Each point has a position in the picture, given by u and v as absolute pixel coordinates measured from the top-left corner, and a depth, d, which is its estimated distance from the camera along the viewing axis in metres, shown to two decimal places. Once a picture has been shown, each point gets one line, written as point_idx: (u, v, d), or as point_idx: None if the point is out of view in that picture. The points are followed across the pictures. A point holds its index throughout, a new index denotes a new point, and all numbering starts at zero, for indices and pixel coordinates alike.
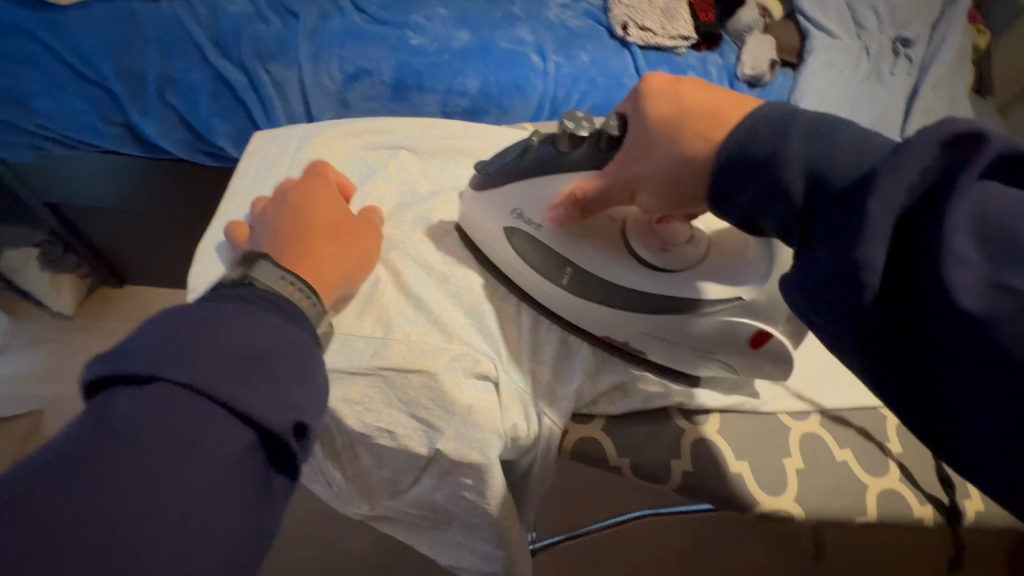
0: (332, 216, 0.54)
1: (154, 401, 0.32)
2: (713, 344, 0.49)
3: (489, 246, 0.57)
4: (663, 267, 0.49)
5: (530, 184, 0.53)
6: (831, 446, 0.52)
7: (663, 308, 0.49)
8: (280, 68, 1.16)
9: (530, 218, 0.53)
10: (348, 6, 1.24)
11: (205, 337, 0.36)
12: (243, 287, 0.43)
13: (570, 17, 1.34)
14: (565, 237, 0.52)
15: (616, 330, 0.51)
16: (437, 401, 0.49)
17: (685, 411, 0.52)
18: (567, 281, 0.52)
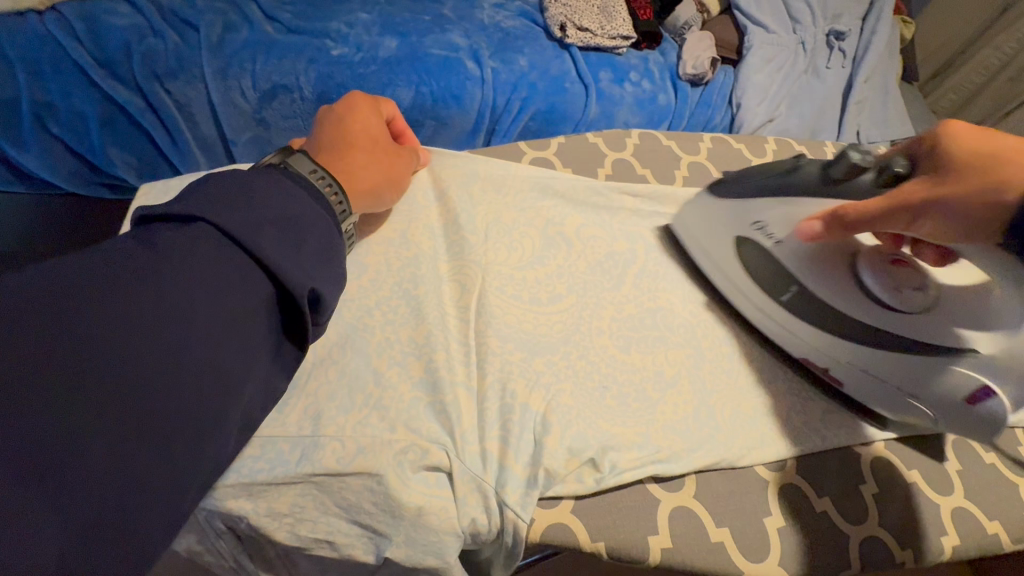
0: (374, 132, 0.54)
1: (191, 237, 0.35)
2: (915, 384, 0.53)
3: (701, 250, 0.63)
4: (890, 304, 0.54)
5: (784, 204, 0.56)
6: (811, 498, 0.51)
7: (906, 347, 0.53)
8: (184, 88, 1.03)
9: (775, 233, 0.57)
10: (256, 14, 1.11)
11: (236, 194, 0.38)
12: (274, 169, 0.44)
13: (505, 18, 1.26)
14: (812, 266, 0.56)
15: (820, 352, 0.57)
16: (382, 505, 0.42)
17: (659, 478, 0.47)
18: (790, 299, 0.57)
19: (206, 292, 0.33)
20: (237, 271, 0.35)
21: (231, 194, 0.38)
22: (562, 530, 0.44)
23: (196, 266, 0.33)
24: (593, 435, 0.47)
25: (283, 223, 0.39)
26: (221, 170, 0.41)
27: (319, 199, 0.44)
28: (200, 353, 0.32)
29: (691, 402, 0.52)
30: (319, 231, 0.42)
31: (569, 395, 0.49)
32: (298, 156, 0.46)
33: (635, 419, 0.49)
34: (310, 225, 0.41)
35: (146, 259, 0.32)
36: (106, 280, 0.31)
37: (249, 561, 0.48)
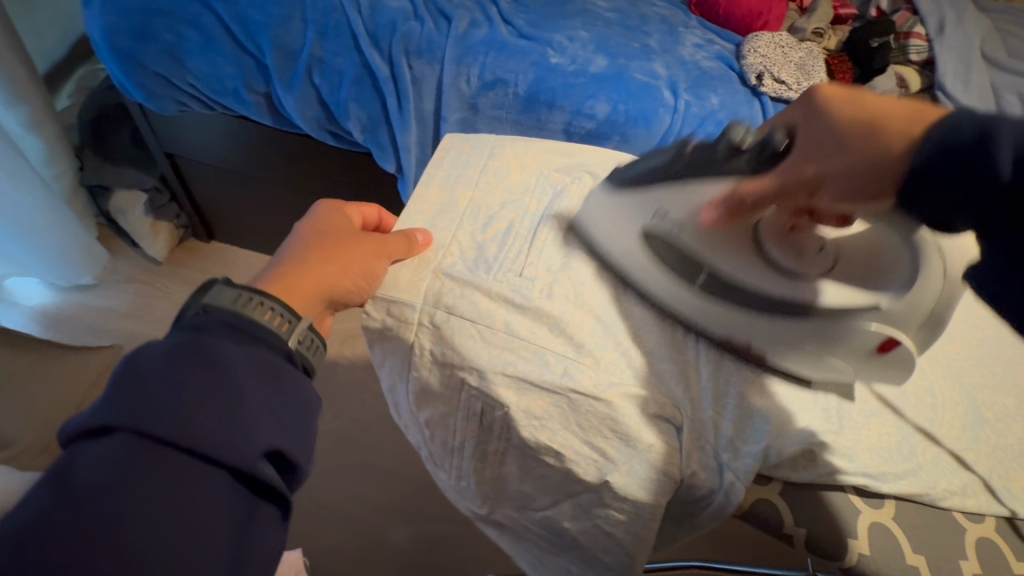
0: (324, 226, 0.59)
1: (118, 464, 0.37)
2: (830, 339, 0.58)
3: (605, 236, 0.66)
4: (798, 272, 0.60)
5: (676, 191, 0.64)
6: (1008, 560, 0.55)
7: (793, 310, 0.59)
8: (423, 67, 1.21)
9: (671, 217, 0.64)
10: (495, 16, 1.26)
11: (153, 385, 0.40)
12: (200, 314, 0.47)
13: (704, 58, 1.34)
14: (722, 242, 0.62)
15: (730, 326, 0.61)
16: (619, 434, 0.53)
17: (861, 493, 0.57)
18: (702, 283, 0.62)
19: (159, 517, 0.37)
20: (181, 469, 0.38)
21: (145, 382, 0.41)
22: (767, 506, 0.56)
23: (145, 479, 0.37)
24: (818, 433, 0.56)
25: (231, 397, 0.42)
26: (124, 358, 0.42)
27: (261, 331, 0.48)
28: (178, 559, 0.37)
29: (897, 437, 0.58)
30: (281, 378, 0.47)
31: (794, 398, 0.58)
32: (218, 289, 0.49)
33: (853, 435, 0.57)
34: (274, 371, 0.46)
35: (97, 488, 0.36)
36: (75, 512, 0.35)
37: (468, 450, 0.61)
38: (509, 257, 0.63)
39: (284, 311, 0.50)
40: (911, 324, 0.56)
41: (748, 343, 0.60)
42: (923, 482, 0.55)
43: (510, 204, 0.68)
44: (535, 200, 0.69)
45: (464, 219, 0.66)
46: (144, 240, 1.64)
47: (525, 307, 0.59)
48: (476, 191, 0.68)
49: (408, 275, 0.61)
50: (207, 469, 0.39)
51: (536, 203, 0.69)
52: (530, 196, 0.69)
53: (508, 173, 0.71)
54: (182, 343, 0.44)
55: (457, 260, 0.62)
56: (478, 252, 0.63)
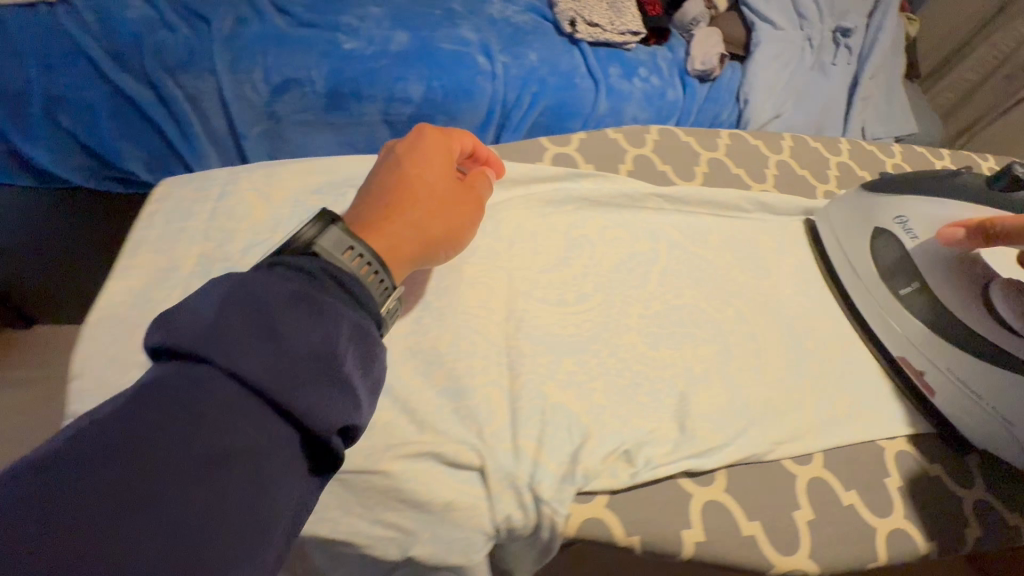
0: (436, 162, 0.50)
1: (190, 401, 0.28)
2: (1012, 408, 0.53)
3: (848, 256, 0.65)
4: (1008, 323, 0.54)
5: (920, 200, 0.61)
6: (836, 491, 0.50)
7: (1004, 361, 0.53)
8: (194, 81, 1.02)
9: (915, 230, 0.61)
10: (267, 6, 1.09)
11: (233, 320, 0.32)
12: (310, 256, 0.38)
13: (514, 13, 1.26)
14: (940, 268, 0.58)
15: (917, 354, 0.59)
16: (410, 500, 0.41)
17: (692, 473, 0.47)
18: (909, 294, 0.60)
19: (214, 485, 0.27)
20: (252, 410, 0.29)
21: (248, 309, 0.32)
22: (595, 523, 0.44)
23: (213, 430, 0.27)
24: (626, 433, 0.47)
25: (322, 356, 0.33)
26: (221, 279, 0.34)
27: (366, 298, 0.39)
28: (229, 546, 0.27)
29: (719, 395, 0.52)
30: (372, 353, 0.37)
31: (601, 393, 0.50)
32: (335, 228, 0.41)
33: (659, 414, 0.49)
34: (372, 349, 0.37)
35: (152, 431, 0.27)
36: (116, 457, 0.25)
37: None
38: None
39: (376, 265, 0.41)
40: None
41: (901, 358, 0.61)
42: (767, 441, 0.50)
43: (250, 250, 0.51)
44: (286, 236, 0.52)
45: (194, 280, 0.48)
46: None
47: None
48: (199, 249, 0.50)
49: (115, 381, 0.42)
50: (284, 431, 0.30)
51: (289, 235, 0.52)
52: (278, 232, 0.52)
53: (250, 212, 0.53)
54: (290, 284, 0.35)
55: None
56: None
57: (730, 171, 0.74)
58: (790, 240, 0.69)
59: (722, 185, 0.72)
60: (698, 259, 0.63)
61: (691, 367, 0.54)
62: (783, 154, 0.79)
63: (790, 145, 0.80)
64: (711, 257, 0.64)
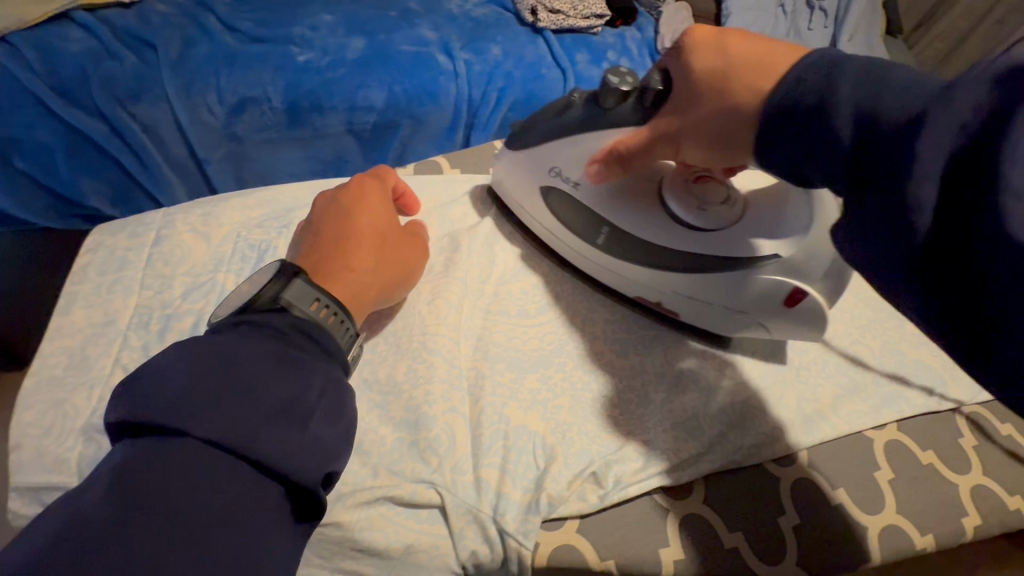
0: (371, 209, 0.49)
1: (179, 461, 0.28)
2: (736, 299, 0.48)
3: (530, 216, 0.57)
4: (697, 226, 0.49)
5: (564, 141, 0.52)
6: (824, 491, 0.48)
7: (707, 266, 0.48)
8: (149, 109, 0.99)
9: (568, 176, 0.52)
10: (213, 24, 1.05)
11: (221, 378, 0.32)
12: (275, 316, 0.39)
13: (474, 7, 1.22)
14: (616, 198, 0.51)
15: (648, 290, 0.52)
16: (367, 548, 0.40)
17: (666, 487, 0.45)
18: (604, 243, 0.52)
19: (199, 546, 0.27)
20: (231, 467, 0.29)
21: (212, 370, 0.32)
22: (568, 552, 0.42)
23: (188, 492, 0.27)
24: (594, 451, 0.45)
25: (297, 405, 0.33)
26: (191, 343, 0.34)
27: (326, 342, 0.39)
28: None
29: (694, 401, 0.49)
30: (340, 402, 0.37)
31: (568, 410, 0.47)
32: (298, 282, 0.41)
33: (629, 427, 0.47)
34: (340, 392, 0.37)
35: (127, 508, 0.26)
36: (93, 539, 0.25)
37: None
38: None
39: (341, 311, 0.42)
40: (818, 270, 0.45)
41: (646, 297, 0.53)
42: (746, 445, 0.48)
43: (190, 291, 0.48)
44: (228, 274, 0.50)
45: (130, 334, 0.46)
46: None
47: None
48: (139, 296, 0.48)
49: (52, 451, 0.40)
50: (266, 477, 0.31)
51: (232, 275, 0.50)
52: (220, 270, 0.50)
53: (190, 253, 0.51)
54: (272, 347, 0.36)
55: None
56: None
57: None
58: None
59: None
60: None
61: (664, 372, 0.51)
62: None
63: None
64: None
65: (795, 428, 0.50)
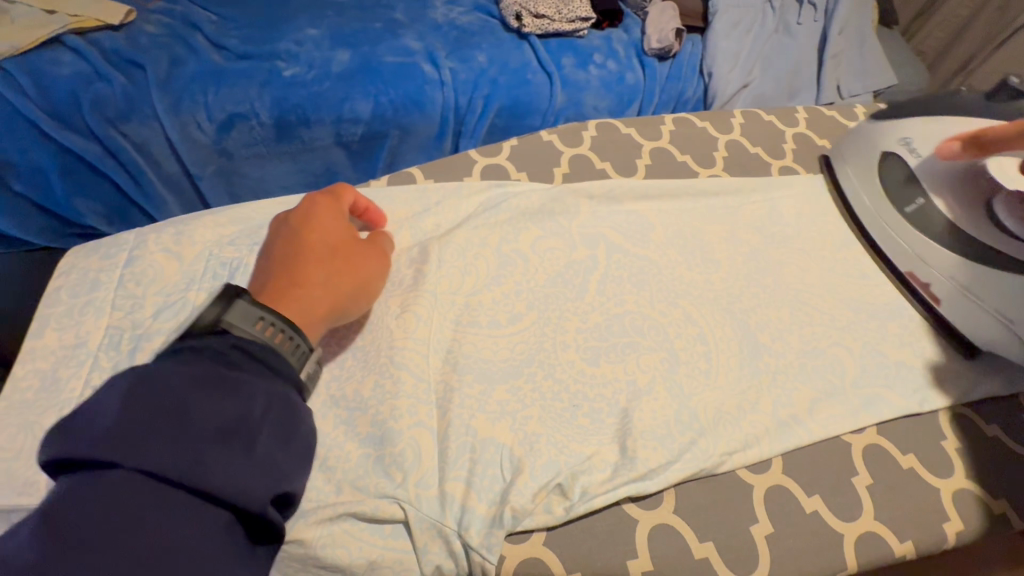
0: (326, 222, 0.48)
1: (102, 502, 0.28)
2: (1013, 307, 0.53)
3: (849, 181, 0.66)
4: (1015, 233, 0.54)
5: (918, 122, 0.61)
6: (799, 498, 0.47)
7: (992, 265, 0.54)
8: (140, 129, 1.00)
9: (918, 148, 0.60)
10: (201, 43, 1.06)
11: (149, 410, 0.32)
12: (213, 337, 0.38)
13: (459, 14, 1.22)
14: (950, 186, 0.58)
15: (924, 267, 0.59)
16: (331, 565, 0.40)
17: (636, 497, 0.45)
18: (914, 211, 0.60)
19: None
20: (163, 500, 0.30)
21: (141, 402, 0.32)
22: (532, 565, 0.42)
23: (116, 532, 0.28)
24: (562, 462, 0.45)
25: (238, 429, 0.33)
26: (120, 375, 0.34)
27: (271, 361, 0.39)
28: None
29: (666, 409, 0.49)
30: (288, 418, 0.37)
31: (537, 420, 0.47)
32: (242, 299, 0.40)
33: (599, 436, 0.47)
34: (290, 411, 0.37)
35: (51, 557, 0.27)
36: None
37: None
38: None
39: (290, 330, 0.40)
40: None
41: (910, 273, 0.60)
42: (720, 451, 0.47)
43: (161, 311, 0.49)
44: (199, 293, 0.50)
45: (101, 354, 0.47)
46: None
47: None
48: (111, 316, 0.48)
49: (22, 475, 0.41)
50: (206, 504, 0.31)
51: (203, 293, 0.50)
52: (191, 290, 0.50)
53: (162, 273, 0.51)
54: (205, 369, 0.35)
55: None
56: None
57: (675, 160, 0.70)
58: (745, 223, 0.65)
59: (667, 177, 0.69)
60: (641, 260, 0.59)
61: (635, 380, 0.51)
62: (733, 133, 0.75)
63: (740, 122, 0.76)
64: (655, 255, 0.60)
65: (770, 434, 0.49)
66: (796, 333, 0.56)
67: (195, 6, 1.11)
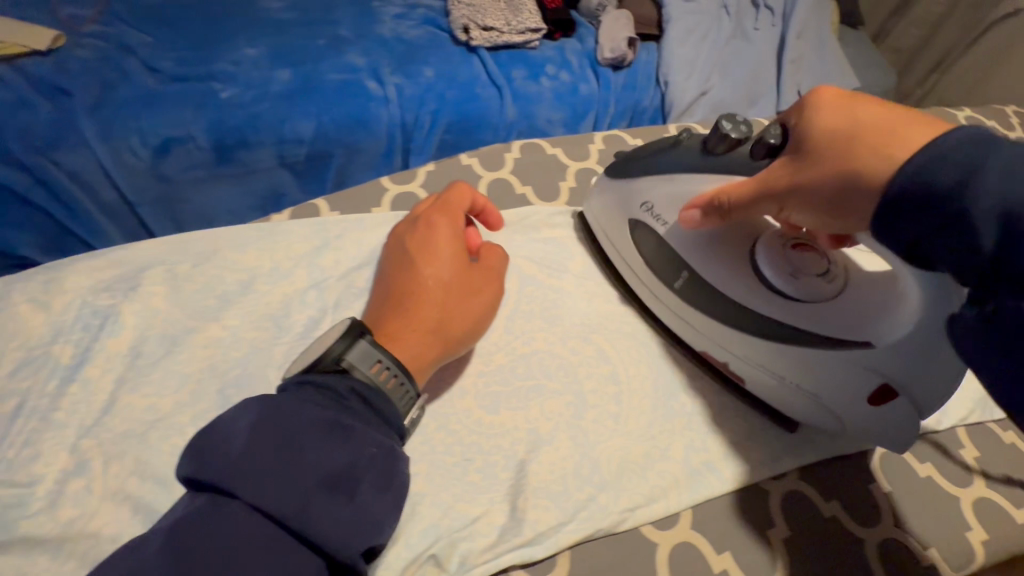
0: (419, 259, 0.48)
1: (203, 534, 0.29)
2: (812, 382, 0.45)
3: (612, 247, 0.56)
4: (794, 298, 0.46)
5: (662, 180, 0.51)
6: (709, 556, 0.43)
7: (794, 338, 0.45)
8: (70, 156, 0.97)
9: (663, 216, 0.51)
10: (133, 66, 1.03)
11: (266, 449, 0.32)
12: (334, 375, 0.39)
13: (407, 28, 1.20)
14: (702, 252, 0.49)
15: (717, 346, 0.50)
16: None
17: (526, 563, 0.41)
18: (682, 286, 0.50)
19: None
20: (267, 547, 0.29)
21: (268, 434, 0.33)
22: None
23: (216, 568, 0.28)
24: (443, 527, 0.41)
25: (337, 483, 0.33)
26: (257, 399, 0.35)
27: (380, 407, 0.39)
28: None
29: (567, 459, 0.45)
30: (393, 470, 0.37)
31: (423, 478, 0.43)
32: (363, 341, 0.41)
33: (490, 495, 0.43)
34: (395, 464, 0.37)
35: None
36: None
37: None
38: (5, 458, 0.41)
39: (401, 374, 0.41)
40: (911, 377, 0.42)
41: (709, 354, 0.51)
42: (621, 507, 0.43)
43: (20, 368, 0.45)
44: (65, 346, 0.47)
45: None
46: None
47: (7, 540, 0.38)
48: None
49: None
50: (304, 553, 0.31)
51: (69, 346, 0.47)
52: (57, 343, 0.47)
53: (26, 326, 0.48)
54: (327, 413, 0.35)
55: None
56: None
57: None
58: None
59: (591, 200, 0.65)
60: (555, 293, 0.56)
61: (536, 428, 0.47)
62: None
63: None
64: (571, 287, 0.57)
65: (678, 485, 0.45)
66: (718, 366, 0.53)
67: (131, 28, 1.08)
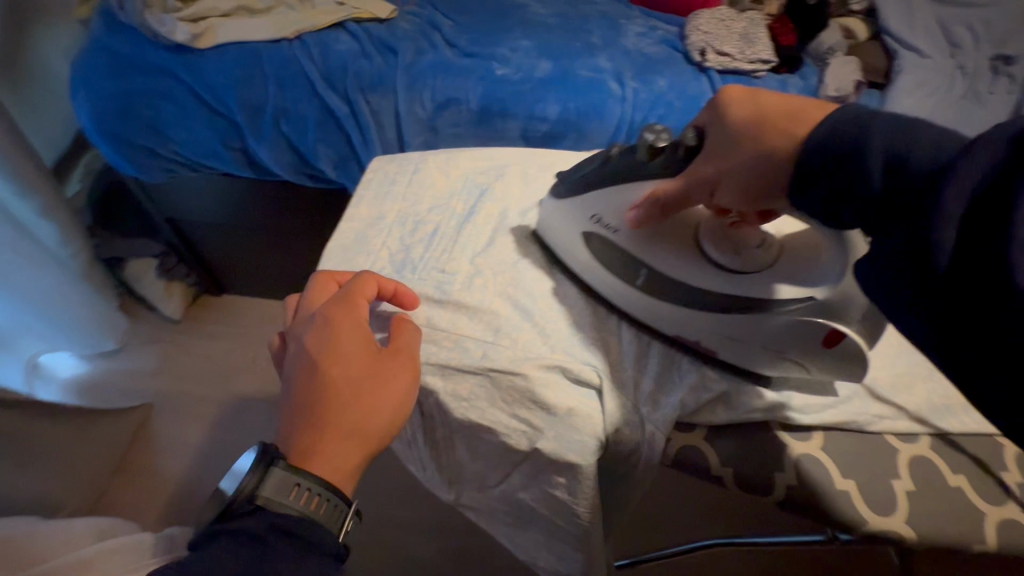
0: (320, 356, 0.48)
1: None
2: (781, 342, 0.51)
3: None
4: (729, 270, 0.52)
5: (609, 192, 0.56)
6: (942, 470, 0.52)
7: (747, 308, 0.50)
8: (379, 100, 1.25)
9: (609, 222, 0.56)
10: (439, 41, 1.33)
11: None
12: (251, 513, 0.42)
13: (648, 45, 1.38)
14: (646, 242, 0.55)
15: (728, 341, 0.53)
16: (539, 404, 0.52)
17: (788, 427, 0.54)
18: (644, 283, 0.55)
19: None
20: None
21: None
22: (692, 451, 0.53)
23: None
24: (729, 382, 0.55)
25: None
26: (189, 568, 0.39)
27: (311, 533, 0.42)
28: None
29: None
30: None
31: None
32: (276, 467, 0.43)
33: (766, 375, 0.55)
34: None
35: None
36: None
37: (418, 437, 0.61)
38: (437, 255, 0.62)
39: (327, 492, 0.43)
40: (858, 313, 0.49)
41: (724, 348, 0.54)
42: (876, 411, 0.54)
43: (436, 208, 0.67)
44: (461, 203, 0.67)
45: (394, 227, 0.65)
46: (159, 301, 1.47)
47: (445, 301, 0.58)
48: (402, 203, 0.67)
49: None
50: None
51: (461, 202, 0.67)
52: (455, 199, 0.68)
53: (435, 183, 0.70)
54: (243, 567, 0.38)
55: (385, 266, 0.61)
56: (406, 256, 0.62)
57: None
58: None
59: None
60: None
61: None
62: None
63: None
64: None
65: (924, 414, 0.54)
66: None
67: (440, 14, 1.41)
